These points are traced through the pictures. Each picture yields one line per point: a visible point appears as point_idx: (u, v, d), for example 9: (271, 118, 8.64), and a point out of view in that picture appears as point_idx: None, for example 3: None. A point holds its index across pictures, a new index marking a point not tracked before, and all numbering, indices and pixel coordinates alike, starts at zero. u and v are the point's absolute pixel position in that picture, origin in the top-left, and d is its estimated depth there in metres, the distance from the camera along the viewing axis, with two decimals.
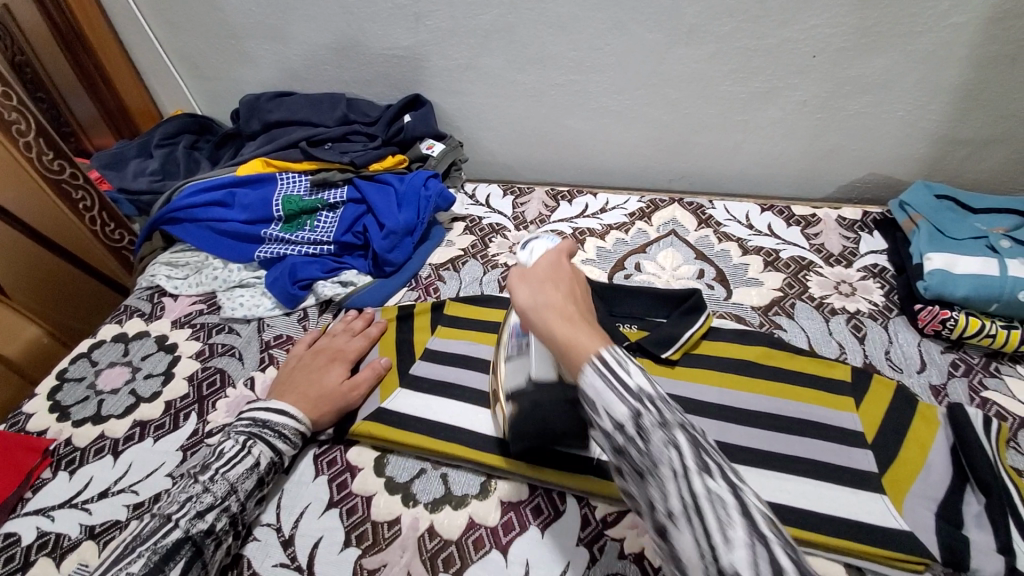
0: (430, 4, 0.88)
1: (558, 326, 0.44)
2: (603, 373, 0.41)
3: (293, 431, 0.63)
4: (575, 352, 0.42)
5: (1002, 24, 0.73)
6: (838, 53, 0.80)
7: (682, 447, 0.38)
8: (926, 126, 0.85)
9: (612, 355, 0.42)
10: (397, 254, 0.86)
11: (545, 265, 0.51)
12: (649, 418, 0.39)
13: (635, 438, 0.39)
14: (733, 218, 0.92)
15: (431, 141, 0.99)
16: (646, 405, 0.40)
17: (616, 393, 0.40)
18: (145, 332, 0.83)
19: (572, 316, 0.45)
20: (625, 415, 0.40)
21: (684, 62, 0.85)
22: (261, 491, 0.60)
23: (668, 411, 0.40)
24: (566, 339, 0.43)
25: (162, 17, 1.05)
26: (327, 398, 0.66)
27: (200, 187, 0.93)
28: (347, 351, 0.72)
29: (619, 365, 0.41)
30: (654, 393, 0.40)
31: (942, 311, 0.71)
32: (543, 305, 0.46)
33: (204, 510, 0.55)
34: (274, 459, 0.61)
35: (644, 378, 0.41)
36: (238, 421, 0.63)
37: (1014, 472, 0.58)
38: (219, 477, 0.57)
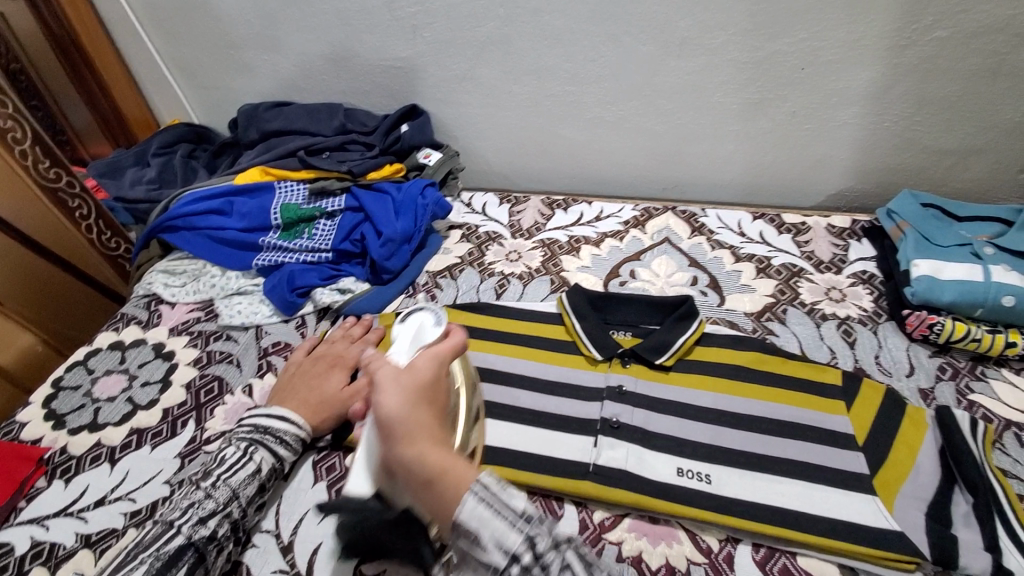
0: (429, 16, 0.89)
1: (432, 455, 0.45)
2: (487, 500, 0.42)
3: (294, 437, 0.63)
4: (446, 487, 0.43)
5: (983, 39, 0.76)
6: (826, 65, 0.82)
7: (575, 566, 0.40)
8: (911, 137, 0.88)
9: (488, 482, 0.43)
10: (394, 261, 0.87)
11: (421, 372, 0.49)
12: (541, 541, 0.41)
13: (531, 567, 0.40)
14: (725, 226, 0.93)
15: (428, 151, 1.00)
16: (535, 529, 0.41)
17: (506, 521, 0.41)
18: (142, 340, 0.83)
19: (440, 445, 0.46)
20: (517, 544, 0.40)
21: (677, 73, 0.87)
22: (262, 497, 0.60)
23: (554, 533, 0.42)
24: (436, 470, 0.44)
25: (160, 28, 1.06)
26: (329, 403, 0.66)
27: (198, 195, 0.93)
28: (347, 356, 0.72)
29: (500, 492, 0.43)
30: (536, 511, 0.43)
31: (929, 316, 0.73)
32: (413, 429, 0.46)
33: (206, 517, 0.55)
34: (275, 465, 0.61)
35: (524, 501, 0.43)
36: (239, 428, 0.63)
37: (1000, 472, 0.59)
38: (222, 483, 0.57)
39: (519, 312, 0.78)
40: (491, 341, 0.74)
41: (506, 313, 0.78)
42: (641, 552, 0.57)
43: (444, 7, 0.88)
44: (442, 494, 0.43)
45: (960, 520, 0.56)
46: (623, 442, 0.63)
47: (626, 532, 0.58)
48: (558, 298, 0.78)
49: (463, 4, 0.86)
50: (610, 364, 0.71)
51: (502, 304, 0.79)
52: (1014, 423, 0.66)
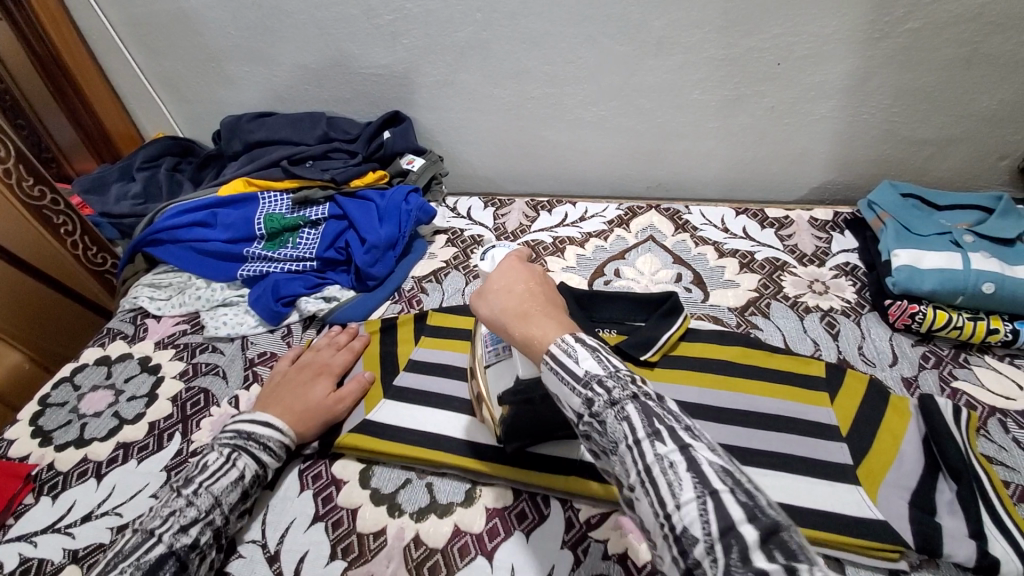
0: (407, 23, 0.90)
1: (522, 326, 0.49)
2: (555, 369, 0.46)
3: (278, 443, 0.63)
4: (536, 336, 0.48)
5: (956, 28, 0.77)
6: (802, 60, 0.82)
7: (632, 420, 0.42)
8: (889, 128, 0.88)
9: (560, 345, 0.46)
10: (379, 267, 0.87)
11: (501, 273, 0.53)
12: (598, 402, 0.43)
13: (594, 422, 0.44)
14: (709, 223, 0.94)
15: (411, 157, 1.01)
16: (595, 390, 0.44)
17: (570, 385, 0.45)
18: (128, 354, 0.83)
19: (541, 313, 0.50)
20: (581, 404, 0.44)
21: (655, 72, 0.87)
22: (245, 503, 0.60)
23: (618, 389, 0.43)
24: (532, 335, 0.48)
25: (142, 43, 1.06)
26: (313, 411, 0.66)
27: (182, 208, 0.94)
28: (333, 365, 0.73)
29: (568, 355, 0.46)
30: (604, 372, 0.44)
31: (910, 305, 0.73)
32: (516, 298, 0.51)
33: (187, 524, 0.54)
34: (258, 471, 0.61)
35: (592, 363, 0.45)
36: (223, 433, 0.63)
37: (984, 459, 0.59)
38: (203, 490, 0.57)
39: None
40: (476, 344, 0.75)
41: None
42: (627, 549, 0.56)
43: (421, 13, 0.88)
44: (535, 339, 0.48)
45: (945, 508, 0.56)
46: None
47: (612, 530, 0.58)
48: None
49: (440, 9, 0.87)
50: None
51: None
52: (998, 410, 0.66)
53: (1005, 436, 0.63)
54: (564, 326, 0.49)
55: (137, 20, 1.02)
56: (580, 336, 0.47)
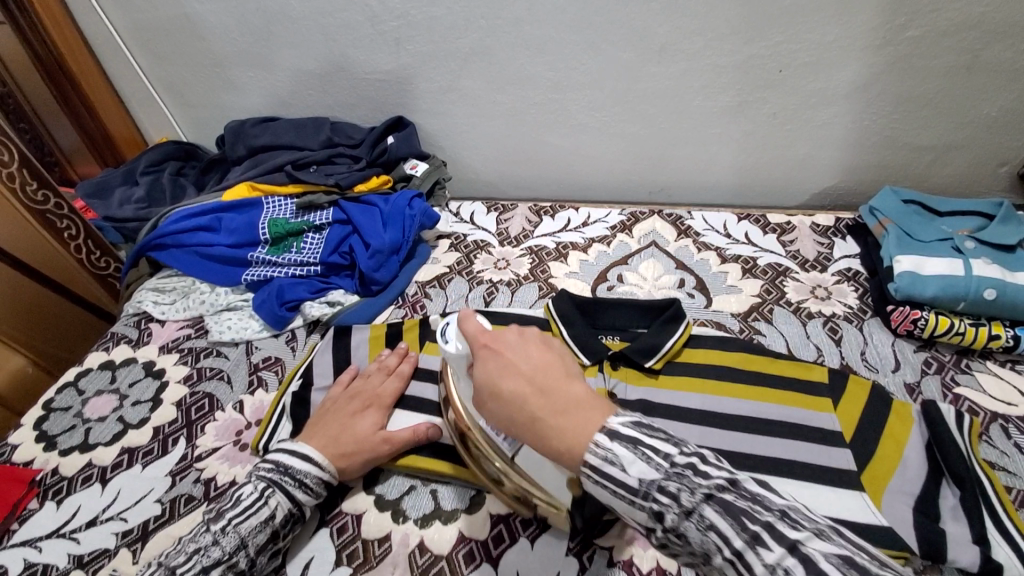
0: (411, 30, 0.90)
1: (549, 432, 0.43)
2: (603, 482, 0.41)
3: (316, 479, 0.60)
4: (570, 442, 0.42)
5: (956, 36, 0.77)
6: (804, 66, 0.83)
7: (716, 525, 0.37)
8: (890, 135, 0.89)
9: (598, 456, 0.41)
10: (383, 272, 0.87)
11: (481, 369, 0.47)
12: (670, 515, 0.39)
13: (671, 532, 0.40)
14: (711, 228, 0.94)
15: (415, 161, 1.01)
16: (660, 502, 0.39)
17: (628, 499, 0.40)
18: (132, 358, 0.83)
19: (553, 403, 0.44)
20: (648, 518, 0.40)
21: (658, 79, 0.88)
22: (275, 544, 0.57)
23: (684, 494, 0.39)
24: (557, 431, 0.43)
25: (146, 47, 1.06)
26: (359, 447, 0.63)
27: (186, 212, 0.94)
28: (382, 395, 0.68)
29: (611, 463, 0.40)
30: (661, 475, 0.40)
31: (913, 311, 0.73)
32: (516, 392, 0.45)
33: (209, 566, 0.52)
34: (291, 511, 0.58)
35: (642, 467, 0.40)
36: (261, 464, 0.60)
37: (986, 464, 0.60)
38: (230, 528, 0.54)
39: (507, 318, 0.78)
40: None
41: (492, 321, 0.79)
42: (631, 556, 0.57)
43: (426, 20, 0.89)
44: (566, 446, 0.42)
45: (948, 514, 0.56)
46: None
47: (616, 537, 0.58)
48: (546, 305, 0.79)
49: (445, 15, 0.87)
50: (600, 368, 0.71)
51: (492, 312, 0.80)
52: (999, 415, 0.66)
53: (1007, 442, 0.64)
54: (589, 416, 0.43)
55: (141, 24, 1.03)
56: (614, 424, 0.42)
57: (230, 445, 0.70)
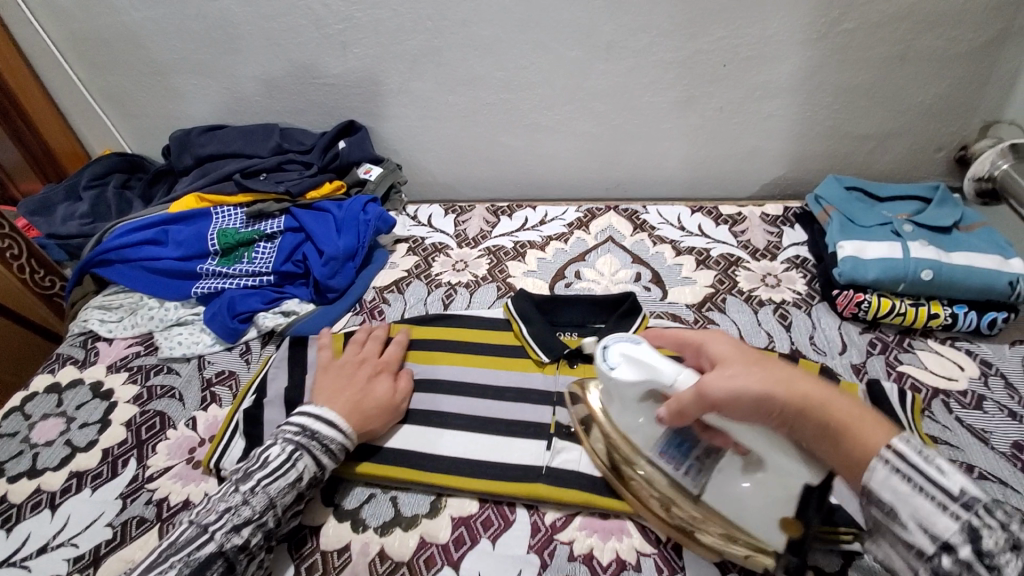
0: (358, 33, 0.89)
1: (837, 407, 0.43)
2: (909, 476, 0.40)
3: (339, 446, 0.61)
4: (863, 435, 0.42)
5: (888, 27, 0.80)
6: (746, 60, 0.85)
7: None
8: (832, 124, 0.91)
9: (908, 443, 0.41)
10: (338, 279, 0.86)
11: (732, 342, 0.48)
12: (988, 537, 0.36)
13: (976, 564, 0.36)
14: (666, 221, 0.96)
15: (369, 166, 1.00)
16: (975, 515, 0.37)
17: (937, 502, 0.38)
18: (79, 380, 0.80)
19: (830, 388, 0.44)
20: (954, 532, 0.37)
21: (607, 76, 0.89)
22: (297, 502, 0.59)
23: (1016, 527, 0.36)
24: (845, 422, 0.43)
25: (82, 57, 1.03)
26: (381, 409, 0.65)
27: (132, 226, 0.91)
28: (388, 362, 0.71)
29: (928, 464, 0.40)
30: (988, 498, 0.38)
31: (856, 294, 0.75)
32: (784, 386, 0.44)
33: (241, 524, 0.54)
34: (315, 474, 0.59)
35: (963, 480, 0.39)
36: (286, 427, 0.61)
37: (928, 439, 0.62)
38: (260, 489, 0.56)
39: (465, 321, 0.79)
40: (448, 354, 0.75)
41: (453, 325, 0.79)
42: (592, 549, 0.57)
43: (371, 22, 0.88)
44: (861, 431, 0.42)
45: None
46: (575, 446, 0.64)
47: (577, 531, 0.59)
48: (505, 305, 0.80)
49: (391, 17, 0.87)
50: (557, 365, 0.72)
51: (449, 315, 0.80)
52: (940, 391, 0.68)
53: (949, 416, 0.66)
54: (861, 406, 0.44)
55: (77, 34, 0.99)
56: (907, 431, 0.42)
57: (183, 464, 0.68)
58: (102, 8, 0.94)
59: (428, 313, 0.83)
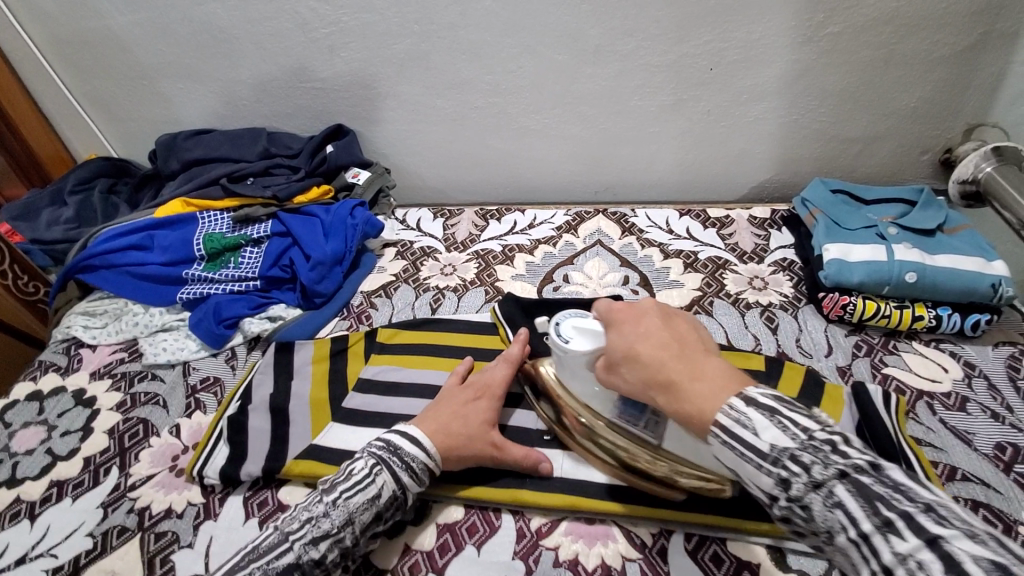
0: (344, 36, 0.89)
1: (682, 391, 0.46)
2: (731, 444, 0.43)
3: (423, 467, 0.57)
4: (699, 400, 0.45)
5: (871, 32, 0.81)
6: (732, 64, 0.85)
7: (848, 505, 0.38)
8: (818, 128, 0.92)
9: (734, 413, 0.43)
10: (325, 284, 0.85)
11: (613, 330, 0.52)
12: (796, 484, 0.40)
13: (796, 506, 0.41)
14: (654, 225, 0.96)
15: (357, 169, 1.00)
16: (785, 467, 0.41)
17: (754, 463, 0.42)
18: (61, 387, 0.79)
19: (678, 371, 0.47)
20: (773, 485, 0.41)
21: (595, 80, 0.89)
22: (378, 524, 0.56)
23: (817, 468, 0.40)
24: (683, 405, 0.46)
25: (67, 61, 1.02)
26: (471, 448, 0.59)
27: (117, 231, 0.90)
28: (497, 391, 0.65)
29: (741, 425, 0.42)
30: (796, 445, 0.41)
31: (842, 297, 0.76)
32: (639, 375, 0.49)
33: (319, 538, 0.52)
34: (396, 493, 0.56)
35: (774, 432, 0.41)
36: (374, 440, 0.59)
37: (912, 441, 0.62)
38: (340, 503, 0.54)
39: (453, 326, 0.79)
40: (434, 359, 0.75)
41: (440, 330, 0.79)
42: (577, 555, 0.57)
43: (358, 26, 0.88)
44: (699, 413, 0.45)
45: None
46: (560, 451, 0.64)
47: (562, 536, 0.59)
48: (492, 309, 0.80)
49: (378, 21, 0.86)
50: None
51: (437, 319, 0.80)
52: (925, 393, 0.69)
53: (933, 418, 0.66)
54: (724, 380, 0.45)
55: (62, 38, 0.99)
56: (753, 394, 0.44)
57: (165, 472, 0.68)
58: (86, 11, 0.94)
59: (415, 317, 0.83)
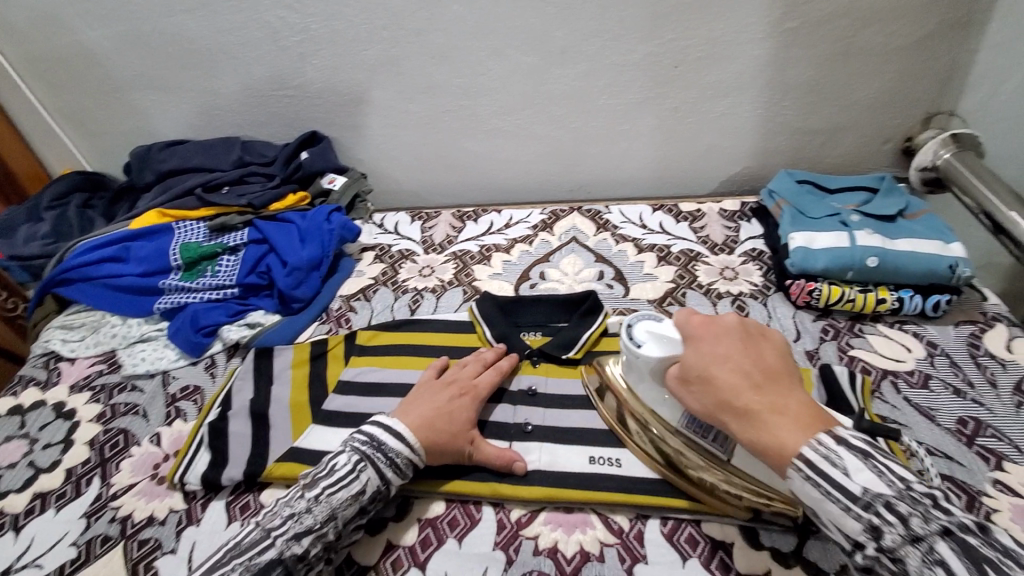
0: (315, 44, 0.90)
1: (764, 420, 0.48)
2: (818, 484, 0.45)
3: (405, 462, 0.59)
4: (785, 435, 0.46)
5: (828, 26, 0.84)
6: (695, 62, 0.88)
7: (948, 564, 0.40)
8: (783, 121, 0.95)
9: (822, 453, 0.45)
10: (303, 289, 0.86)
11: (697, 350, 0.52)
12: (891, 536, 0.42)
13: (884, 557, 0.43)
14: (628, 220, 0.98)
15: (332, 175, 1.01)
16: (882, 519, 0.43)
17: (847, 509, 0.44)
18: (41, 401, 0.79)
19: (765, 405, 0.48)
20: (862, 530, 0.43)
21: (564, 80, 0.91)
22: (358, 517, 0.58)
23: (917, 523, 0.42)
24: (760, 437, 0.48)
25: (38, 77, 1.02)
26: (450, 443, 0.61)
27: (93, 244, 0.90)
28: (479, 389, 0.66)
29: (835, 466, 0.44)
30: (893, 494, 0.43)
31: (808, 283, 0.78)
32: (720, 400, 0.50)
33: (302, 533, 0.53)
34: (379, 488, 0.57)
35: (871, 480, 0.44)
36: (356, 434, 0.60)
37: (878, 419, 0.64)
38: (323, 499, 0.55)
39: (430, 326, 0.80)
40: (413, 360, 0.75)
41: (418, 330, 0.80)
42: (556, 543, 0.58)
43: (328, 33, 0.89)
44: (779, 444, 0.46)
45: None
46: (537, 443, 0.65)
47: (542, 526, 0.60)
48: (469, 308, 0.81)
49: (348, 28, 0.88)
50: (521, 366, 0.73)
51: (414, 320, 0.81)
52: (889, 372, 0.71)
53: (897, 396, 0.68)
54: (803, 420, 0.47)
55: (31, 52, 0.98)
56: (843, 434, 0.46)
57: (147, 480, 0.68)
58: (55, 25, 0.94)
59: (394, 319, 0.84)
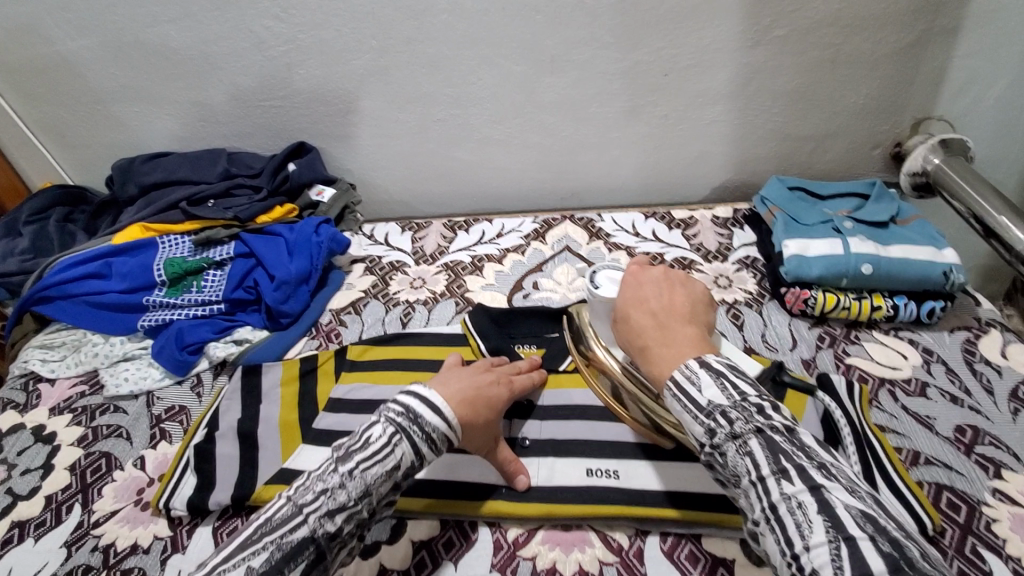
0: (301, 54, 0.89)
1: (653, 348, 0.51)
2: (678, 397, 0.47)
3: (442, 436, 0.54)
4: (665, 360, 0.50)
5: (817, 33, 0.84)
6: (685, 70, 0.87)
7: (756, 455, 0.42)
8: (774, 127, 0.94)
9: (684, 373, 0.47)
10: (292, 304, 0.84)
11: (622, 294, 0.57)
12: (720, 435, 0.44)
13: (714, 451, 0.45)
14: (621, 228, 0.97)
15: (321, 187, 1.00)
16: (716, 420, 0.45)
17: (692, 414, 0.46)
18: (21, 424, 0.76)
19: (656, 336, 0.52)
20: (704, 433, 0.45)
21: (554, 89, 0.90)
22: (393, 492, 0.53)
23: (741, 422, 0.44)
24: (648, 362, 0.51)
25: (17, 89, 0.99)
26: (481, 426, 0.58)
27: (73, 260, 0.88)
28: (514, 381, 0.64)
29: (691, 382, 0.46)
30: (729, 402, 0.45)
31: (803, 291, 0.78)
32: (628, 334, 0.54)
33: (335, 511, 0.49)
34: (414, 463, 0.53)
35: (715, 392, 0.45)
36: (391, 403, 0.55)
37: (876, 428, 0.64)
38: (357, 474, 0.50)
39: (423, 340, 0.78)
40: (406, 376, 0.74)
41: (409, 344, 0.78)
42: (554, 563, 0.57)
43: (315, 43, 0.87)
44: (659, 367, 0.50)
45: None
46: (535, 459, 0.64)
47: (539, 545, 0.58)
48: (462, 320, 0.80)
49: (335, 37, 0.86)
50: None
51: (407, 334, 0.80)
52: (886, 380, 0.71)
53: (895, 405, 0.68)
54: (687, 350, 0.50)
55: (8, 65, 0.96)
56: (708, 359, 0.48)
57: (131, 506, 0.65)
58: (32, 37, 0.91)
59: (386, 332, 0.82)
